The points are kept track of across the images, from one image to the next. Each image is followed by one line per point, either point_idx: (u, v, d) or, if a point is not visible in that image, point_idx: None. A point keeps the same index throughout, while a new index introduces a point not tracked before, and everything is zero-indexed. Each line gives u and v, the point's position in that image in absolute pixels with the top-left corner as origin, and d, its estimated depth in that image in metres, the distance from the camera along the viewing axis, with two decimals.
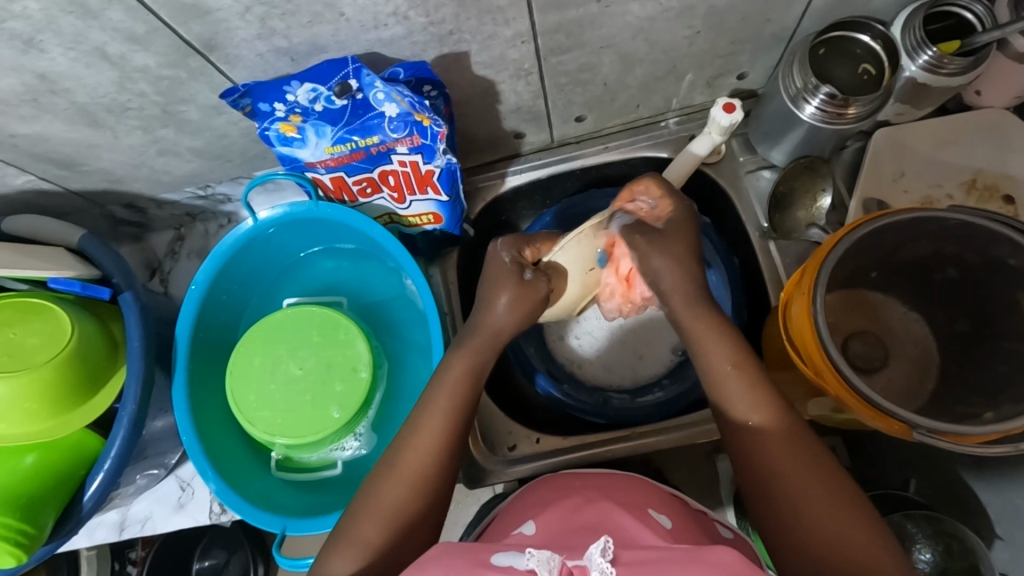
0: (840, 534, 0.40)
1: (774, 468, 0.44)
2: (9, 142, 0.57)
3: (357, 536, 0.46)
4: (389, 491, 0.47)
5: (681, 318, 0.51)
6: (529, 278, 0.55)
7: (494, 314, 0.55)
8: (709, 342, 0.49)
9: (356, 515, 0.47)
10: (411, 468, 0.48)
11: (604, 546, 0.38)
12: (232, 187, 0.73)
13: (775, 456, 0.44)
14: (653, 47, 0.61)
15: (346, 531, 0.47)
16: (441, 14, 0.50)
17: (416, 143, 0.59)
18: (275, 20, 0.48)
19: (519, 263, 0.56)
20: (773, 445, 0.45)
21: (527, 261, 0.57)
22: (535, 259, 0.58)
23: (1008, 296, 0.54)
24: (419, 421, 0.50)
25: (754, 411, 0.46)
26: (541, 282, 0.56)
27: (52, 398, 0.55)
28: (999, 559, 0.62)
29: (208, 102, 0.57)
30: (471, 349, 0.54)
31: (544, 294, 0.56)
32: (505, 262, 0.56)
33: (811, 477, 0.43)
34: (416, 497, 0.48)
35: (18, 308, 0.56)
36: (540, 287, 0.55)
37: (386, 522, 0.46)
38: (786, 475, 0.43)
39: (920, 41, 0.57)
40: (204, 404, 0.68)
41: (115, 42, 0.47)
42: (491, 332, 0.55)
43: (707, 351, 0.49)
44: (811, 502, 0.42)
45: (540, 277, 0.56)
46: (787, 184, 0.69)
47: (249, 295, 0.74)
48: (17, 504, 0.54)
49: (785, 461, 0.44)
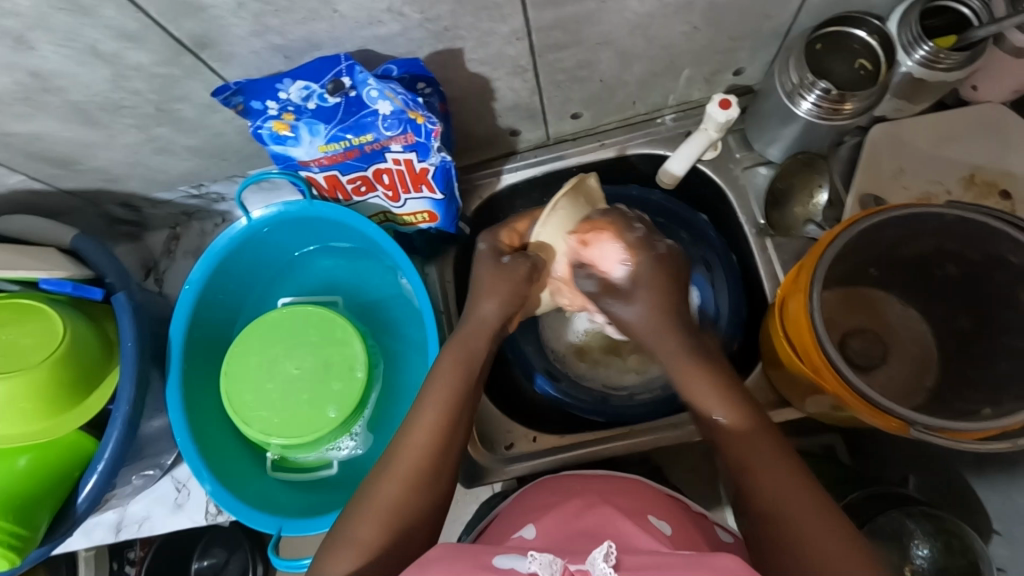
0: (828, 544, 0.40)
1: (762, 484, 0.44)
2: (3, 141, 0.56)
3: (354, 535, 0.46)
4: (387, 488, 0.47)
5: (658, 354, 0.51)
6: (505, 262, 0.56)
7: (480, 305, 0.56)
8: (695, 386, 0.49)
9: (354, 516, 0.47)
10: (414, 464, 0.48)
11: (606, 551, 0.37)
12: (227, 186, 0.73)
13: (761, 473, 0.44)
14: (650, 43, 0.60)
15: (345, 530, 0.46)
16: (437, 11, 0.50)
17: (410, 141, 0.58)
18: (269, 18, 0.47)
19: (497, 249, 0.57)
20: (755, 464, 0.45)
21: (507, 247, 0.58)
22: (518, 243, 0.59)
23: (1008, 291, 0.53)
24: (417, 419, 0.50)
25: (751, 442, 0.46)
26: (520, 263, 0.56)
27: (45, 400, 0.54)
28: (998, 555, 0.62)
29: (203, 100, 0.56)
30: (463, 343, 0.54)
31: (525, 274, 0.56)
32: (482, 250, 0.58)
33: (795, 491, 0.43)
34: (415, 495, 0.47)
35: (10, 308, 0.55)
36: (519, 268, 0.56)
37: (386, 523, 0.46)
38: (770, 493, 0.43)
39: (917, 36, 0.56)
40: (199, 403, 0.68)
41: (107, 39, 0.47)
42: (476, 321, 0.55)
43: (685, 380, 0.50)
44: (797, 514, 0.41)
45: (518, 258, 0.56)
46: (783, 181, 0.70)
47: (244, 295, 0.74)
48: (12, 507, 0.54)
49: (769, 475, 0.44)
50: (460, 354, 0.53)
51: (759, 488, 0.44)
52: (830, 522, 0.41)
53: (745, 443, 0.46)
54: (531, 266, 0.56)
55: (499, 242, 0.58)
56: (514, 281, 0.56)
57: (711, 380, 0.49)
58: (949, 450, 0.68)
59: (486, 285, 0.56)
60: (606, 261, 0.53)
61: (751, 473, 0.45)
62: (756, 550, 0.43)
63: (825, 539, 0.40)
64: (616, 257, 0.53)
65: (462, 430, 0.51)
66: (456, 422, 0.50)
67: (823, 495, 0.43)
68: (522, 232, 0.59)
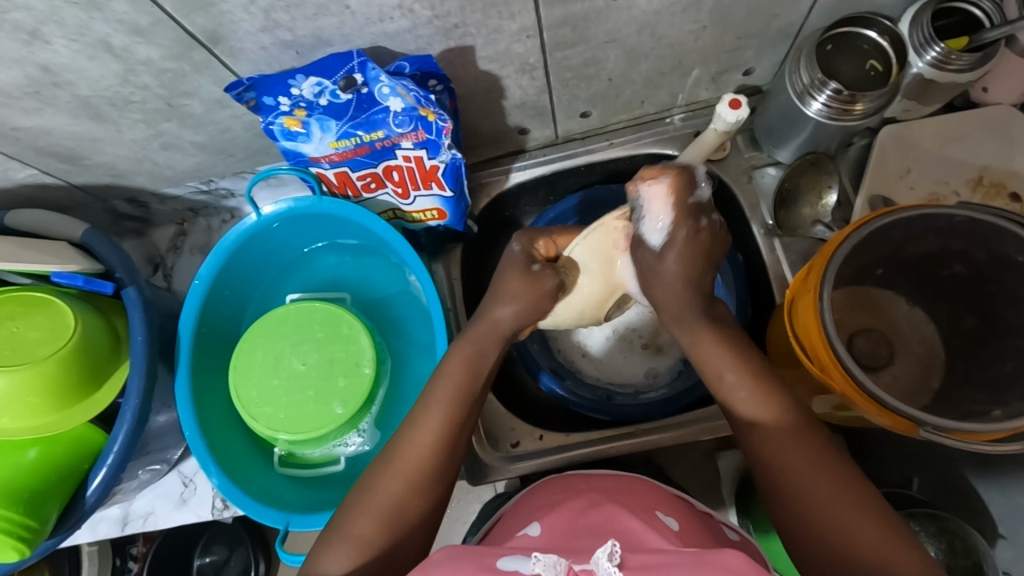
0: (860, 526, 0.40)
1: (788, 461, 0.44)
2: (12, 135, 0.57)
3: (353, 531, 0.46)
4: (386, 487, 0.47)
5: (677, 325, 0.52)
6: (534, 269, 0.55)
7: (496, 308, 0.55)
8: (712, 355, 0.50)
9: (353, 508, 0.47)
10: (418, 461, 0.48)
11: (610, 551, 0.37)
12: (235, 182, 0.73)
13: (786, 450, 0.44)
14: (658, 42, 0.60)
15: (341, 526, 0.47)
16: (446, 7, 0.50)
17: (420, 138, 0.58)
18: (280, 13, 0.48)
19: (529, 255, 0.57)
20: (779, 440, 0.45)
21: (539, 255, 0.58)
22: (551, 255, 0.59)
23: (1015, 292, 0.53)
24: (413, 419, 0.50)
25: (772, 419, 0.46)
26: (548, 275, 0.55)
27: (54, 392, 0.54)
28: (1001, 558, 0.64)
29: (212, 96, 0.56)
30: (467, 339, 0.54)
31: (550, 288, 0.55)
32: (515, 252, 0.57)
33: (821, 469, 0.42)
34: (412, 495, 0.47)
35: (19, 301, 0.56)
36: (546, 279, 0.55)
37: (383, 520, 0.46)
38: (795, 471, 0.43)
39: (929, 36, 0.56)
40: (207, 398, 0.68)
41: (118, 34, 0.47)
42: (489, 324, 0.54)
43: (701, 349, 0.50)
44: (826, 495, 0.41)
45: (548, 270, 0.55)
46: (793, 181, 0.69)
47: (252, 290, 0.74)
48: (19, 499, 0.54)
49: (793, 452, 0.44)
50: (468, 353, 0.53)
51: (783, 465, 0.44)
52: (859, 500, 0.41)
53: (765, 410, 0.46)
54: (557, 280, 0.55)
55: (534, 248, 0.58)
56: (535, 289, 0.54)
57: (729, 351, 0.49)
58: (953, 452, 0.68)
59: (508, 289, 0.55)
60: (653, 207, 0.51)
61: (773, 453, 0.44)
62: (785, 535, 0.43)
63: (855, 520, 0.40)
64: (660, 210, 0.51)
65: (462, 441, 0.50)
66: (461, 420, 0.50)
67: (844, 473, 0.42)
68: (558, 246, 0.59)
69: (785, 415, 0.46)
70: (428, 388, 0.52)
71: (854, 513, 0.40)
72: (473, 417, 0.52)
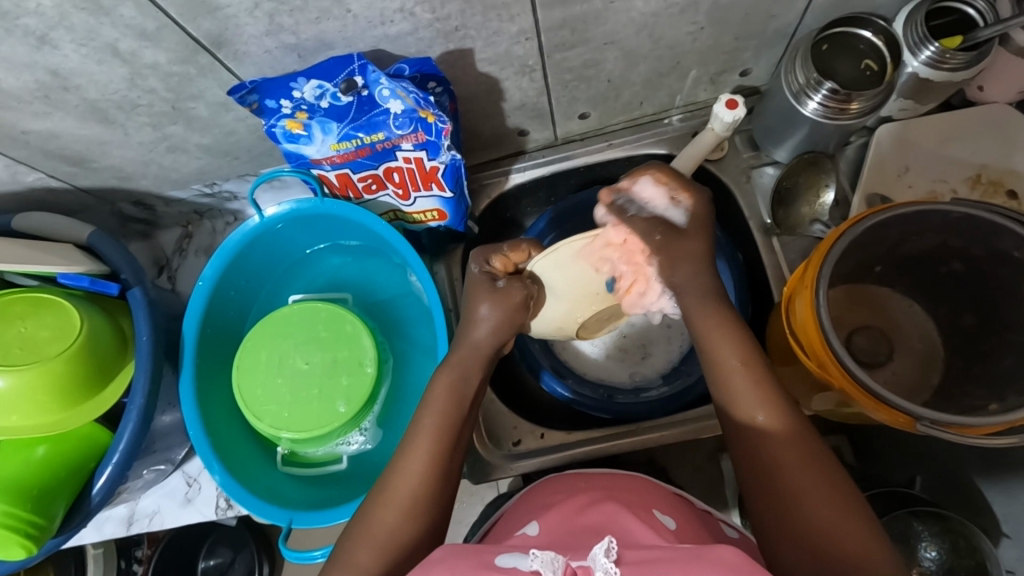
0: (828, 511, 0.41)
1: (766, 449, 0.44)
2: (21, 139, 0.58)
3: (351, 560, 0.45)
4: (385, 516, 0.47)
5: (692, 312, 0.50)
6: (500, 285, 0.54)
7: (475, 328, 0.54)
8: (714, 334, 0.48)
9: (354, 540, 0.47)
10: (413, 487, 0.48)
11: (607, 547, 0.38)
12: (239, 185, 0.74)
13: (779, 446, 0.44)
14: (657, 43, 0.61)
15: (343, 557, 0.46)
16: (446, 10, 0.51)
17: (420, 139, 0.59)
18: (283, 17, 0.48)
19: (490, 273, 0.55)
20: (772, 430, 0.44)
21: (498, 272, 0.55)
22: (512, 269, 0.57)
23: (1011, 287, 0.54)
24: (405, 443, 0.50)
25: (762, 414, 0.45)
26: (515, 289, 0.54)
27: (61, 391, 0.55)
28: (1006, 556, 0.62)
29: (217, 99, 0.57)
30: (449, 367, 0.53)
31: (519, 300, 0.53)
32: (475, 273, 0.55)
33: (810, 471, 0.42)
34: (410, 512, 0.47)
35: (28, 302, 0.57)
36: (514, 294, 0.53)
37: (381, 547, 0.46)
38: (780, 469, 0.43)
39: (923, 36, 0.57)
40: (212, 396, 0.69)
41: (126, 38, 0.48)
42: (470, 346, 0.54)
43: (710, 334, 0.49)
44: (808, 495, 0.42)
45: (515, 283, 0.54)
46: (790, 180, 0.69)
47: (257, 290, 0.75)
48: (27, 496, 0.55)
49: (790, 456, 0.43)
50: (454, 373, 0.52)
51: (759, 451, 0.44)
52: (832, 490, 0.41)
53: (746, 396, 0.46)
54: (526, 294, 0.54)
55: (490, 266, 0.55)
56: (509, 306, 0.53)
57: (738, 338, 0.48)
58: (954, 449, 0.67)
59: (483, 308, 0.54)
60: (654, 202, 0.52)
61: (774, 458, 0.43)
62: (772, 540, 0.42)
63: (824, 505, 0.41)
64: (660, 201, 0.52)
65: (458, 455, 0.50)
66: (454, 427, 0.50)
67: (840, 484, 0.42)
68: (515, 260, 0.57)
69: (773, 405, 0.45)
70: (423, 404, 0.52)
71: (853, 524, 0.40)
72: (465, 432, 0.52)
